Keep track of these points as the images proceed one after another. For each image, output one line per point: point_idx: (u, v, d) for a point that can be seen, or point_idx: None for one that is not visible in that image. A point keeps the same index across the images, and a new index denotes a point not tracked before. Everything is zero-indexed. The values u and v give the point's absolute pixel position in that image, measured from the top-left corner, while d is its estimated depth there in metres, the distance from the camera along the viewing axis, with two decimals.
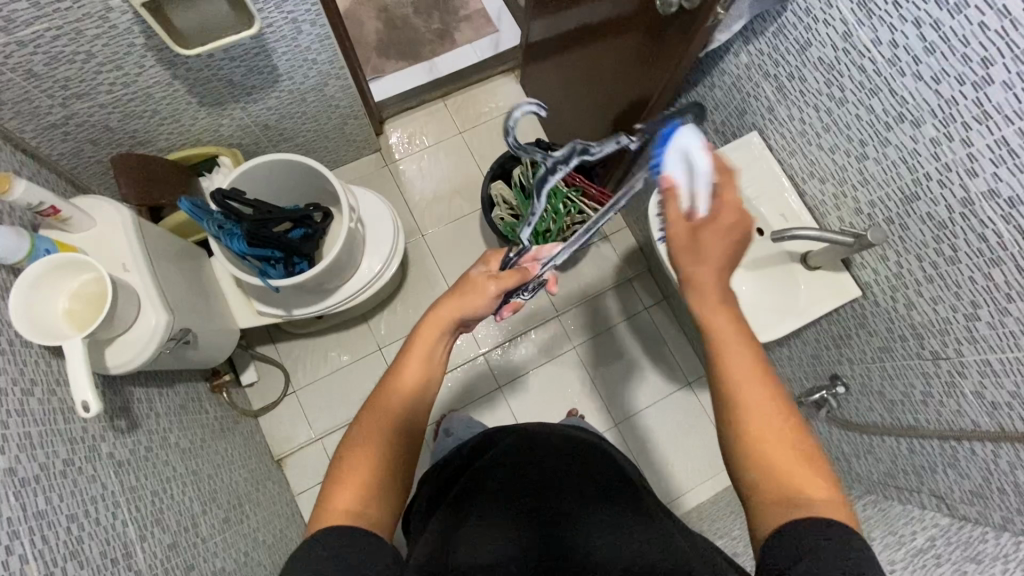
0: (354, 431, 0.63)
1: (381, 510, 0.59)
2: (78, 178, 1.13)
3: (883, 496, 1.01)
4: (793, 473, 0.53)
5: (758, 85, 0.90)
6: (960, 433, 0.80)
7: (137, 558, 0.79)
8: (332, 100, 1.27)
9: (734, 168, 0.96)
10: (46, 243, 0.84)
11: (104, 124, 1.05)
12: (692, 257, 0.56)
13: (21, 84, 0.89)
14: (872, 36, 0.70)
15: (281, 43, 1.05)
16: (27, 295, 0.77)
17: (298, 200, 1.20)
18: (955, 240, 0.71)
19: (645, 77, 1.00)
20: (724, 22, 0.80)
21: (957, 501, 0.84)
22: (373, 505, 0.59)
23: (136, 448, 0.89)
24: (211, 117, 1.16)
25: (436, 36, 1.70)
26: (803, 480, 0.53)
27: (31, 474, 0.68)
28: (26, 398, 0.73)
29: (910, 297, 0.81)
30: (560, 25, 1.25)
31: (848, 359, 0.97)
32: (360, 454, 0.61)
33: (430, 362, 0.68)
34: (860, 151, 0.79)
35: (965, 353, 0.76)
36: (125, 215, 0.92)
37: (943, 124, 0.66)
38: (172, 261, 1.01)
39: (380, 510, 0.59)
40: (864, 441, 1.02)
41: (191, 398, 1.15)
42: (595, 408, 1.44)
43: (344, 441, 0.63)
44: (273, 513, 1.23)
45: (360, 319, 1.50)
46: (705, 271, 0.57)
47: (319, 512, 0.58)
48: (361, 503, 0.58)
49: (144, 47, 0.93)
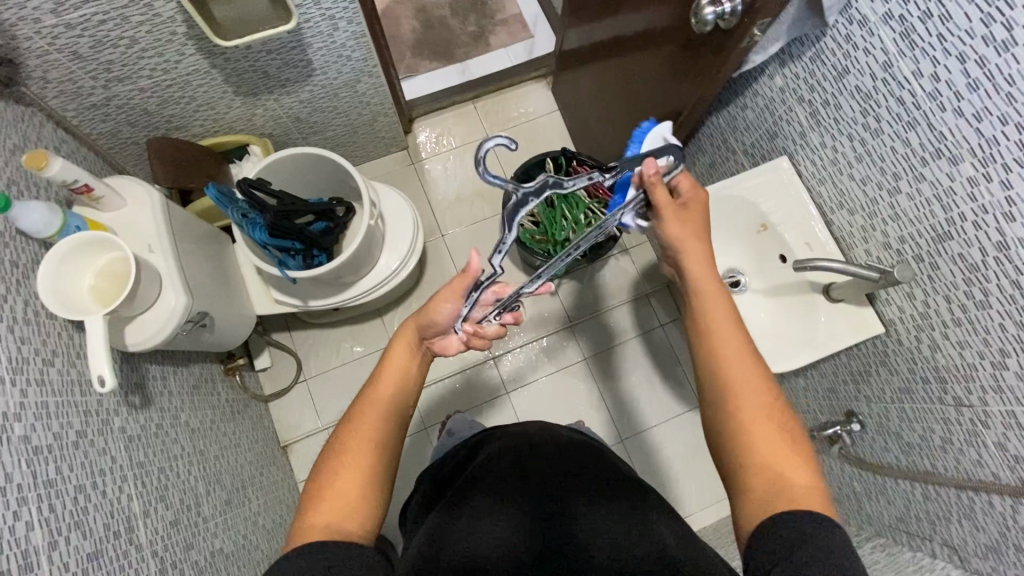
0: (331, 446, 0.65)
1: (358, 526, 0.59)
2: (115, 158, 1.16)
3: (892, 540, 0.97)
4: (783, 459, 0.57)
5: (791, 109, 0.88)
6: (978, 485, 0.77)
7: (139, 533, 0.80)
8: (363, 96, 1.29)
9: (761, 192, 0.94)
10: (77, 220, 0.87)
11: (142, 107, 1.08)
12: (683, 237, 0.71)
13: (67, 64, 0.92)
14: (914, 67, 0.67)
15: (318, 39, 1.07)
16: (57, 271, 0.80)
17: (322, 192, 1.22)
18: (987, 284, 0.68)
19: (676, 92, 0.98)
20: (761, 43, 0.79)
21: (970, 555, 0.81)
22: (351, 514, 0.59)
23: (147, 425, 0.91)
24: (245, 107, 1.18)
25: (471, 39, 1.71)
26: (789, 469, 0.57)
27: (45, 443, 0.71)
28: (46, 368, 0.75)
29: (935, 339, 0.78)
30: (595, 36, 1.24)
31: (865, 397, 0.94)
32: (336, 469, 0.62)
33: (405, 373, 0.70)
34: (893, 185, 0.76)
35: (989, 403, 0.73)
36: (155, 196, 0.95)
37: (982, 164, 0.63)
38: (196, 245, 1.03)
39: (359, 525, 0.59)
40: (876, 482, 0.98)
41: (204, 378, 1.17)
42: (602, 421, 1.43)
43: (319, 459, 0.65)
44: (275, 498, 1.25)
45: (376, 313, 1.51)
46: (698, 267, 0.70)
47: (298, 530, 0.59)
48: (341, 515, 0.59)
49: (186, 36, 0.96)
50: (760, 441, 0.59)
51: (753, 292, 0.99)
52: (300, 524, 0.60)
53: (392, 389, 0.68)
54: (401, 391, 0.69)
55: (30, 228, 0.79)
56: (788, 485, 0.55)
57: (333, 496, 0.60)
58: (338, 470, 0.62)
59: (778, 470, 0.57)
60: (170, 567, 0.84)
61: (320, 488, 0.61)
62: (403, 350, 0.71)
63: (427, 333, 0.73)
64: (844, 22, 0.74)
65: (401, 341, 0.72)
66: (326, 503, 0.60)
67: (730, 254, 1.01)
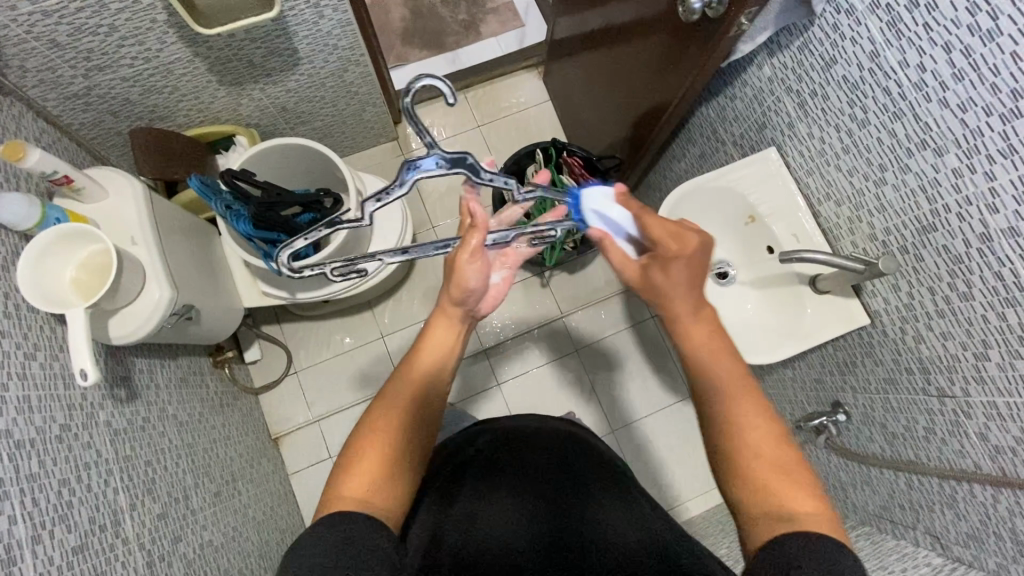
0: (365, 419, 0.66)
1: (388, 499, 0.61)
2: (98, 148, 1.15)
3: (877, 528, 0.98)
4: (791, 491, 0.57)
5: (779, 100, 0.88)
6: (960, 474, 0.78)
7: (125, 526, 0.80)
8: (351, 85, 1.27)
9: (748, 183, 0.94)
10: (57, 211, 0.85)
11: (124, 97, 1.06)
12: (657, 295, 0.66)
13: (45, 53, 0.91)
14: (900, 57, 0.67)
15: (303, 26, 1.05)
16: (37, 263, 0.79)
17: (309, 183, 1.21)
18: (970, 275, 0.68)
19: (666, 83, 0.98)
20: (748, 32, 0.78)
21: (952, 542, 0.82)
22: (381, 489, 0.61)
23: (133, 418, 0.91)
24: (230, 96, 1.16)
25: (462, 27, 1.69)
26: (797, 498, 0.56)
27: (27, 437, 0.70)
28: (28, 362, 0.75)
29: (919, 331, 0.78)
30: (586, 24, 1.23)
31: (851, 387, 0.95)
32: (369, 443, 0.63)
33: (443, 347, 0.71)
34: (878, 176, 0.76)
35: (972, 393, 0.74)
36: (137, 188, 0.93)
37: (967, 155, 0.63)
38: (181, 237, 1.02)
39: (388, 496, 0.62)
40: (861, 471, 0.99)
41: (192, 371, 1.17)
42: (593, 413, 1.43)
43: (354, 430, 0.66)
44: (264, 491, 1.25)
45: (366, 305, 1.51)
46: (679, 301, 0.64)
47: (329, 499, 0.60)
48: (373, 485, 0.61)
49: (167, 23, 0.94)
50: (774, 480, 0.58)
51: (741, 284, 1.01)
52: (325, 497, 0.61)
53: (428, 368, 0.70)
54: (442, 369, 0.71)
55: (11, 219, 0.78)
56: (793, 514, 0.55)
57: (365, 465, 0.62)
58: (368, 446, 0.63)
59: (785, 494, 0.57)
60: (158, 560, 0.84)
61: (348, 461, 0.63)
62: (446, 322, 0.71)
63: (467, 303, 0.69)
64: (832, 11, 0.73)
65: (444, 313, 0.71)
66: (356, 474, 0.61)
67: (719, 245, 1.03)
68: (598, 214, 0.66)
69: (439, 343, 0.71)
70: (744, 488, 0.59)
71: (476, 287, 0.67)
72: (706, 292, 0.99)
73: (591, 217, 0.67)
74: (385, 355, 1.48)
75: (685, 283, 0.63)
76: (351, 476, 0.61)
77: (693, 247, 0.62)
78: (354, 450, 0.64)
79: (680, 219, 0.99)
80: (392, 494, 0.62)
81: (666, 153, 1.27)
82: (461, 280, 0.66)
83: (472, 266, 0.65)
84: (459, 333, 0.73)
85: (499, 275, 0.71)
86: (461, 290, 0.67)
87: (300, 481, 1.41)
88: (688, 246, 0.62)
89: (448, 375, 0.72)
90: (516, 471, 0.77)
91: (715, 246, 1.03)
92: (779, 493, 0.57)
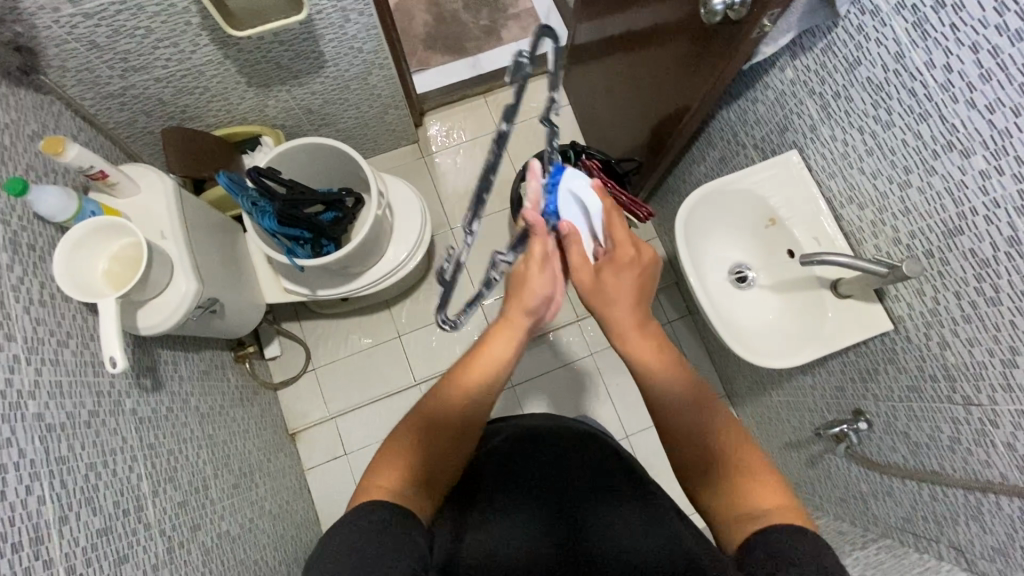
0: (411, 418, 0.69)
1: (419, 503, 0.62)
2: (131, 147, 1.19)
3: (899, 541, 0.96)
4: (761, 490, 0.59)
5: (802, 102, 0.87)
6: (986, 485, 0.76)
7: (148, 512, 0.82)
8: (374, 88, 1.30)
9: (769, 184, 0.93)
10: (92, 206, 0.89)
11: (158, 97, 1.10)
12: (601, 295, 0.72)
13: (85, 54, 0.94)
14: (926, 58, 0.66)
15: (329, 30, 1.08)
16: (71, 255, 0.82)
17: (332, 182, 1.23)
18: (997, 280, 0.67)
19: (686, 86, 0.98)
20: (771, 34, 0.78)
21: (977, 557, 0.80)
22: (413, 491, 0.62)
23: (157, 408, 0.93)
24: (258, 97, 1.20)
25: (483, 32, 1.71)
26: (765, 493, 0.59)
27: (58, 421, 0.72)
28: (60, 349, 0.77)
29: (945, 337, 0.76)
30: (606, 29, 1.24)
31: (874, 395, 0.93)
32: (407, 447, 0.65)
33: (497, 362, 0.73)
34: (904, 179, 0.75)
35: (999, 402, 0.72)
36: (166, 182, 0.96)
37: (994, 157, 0.62)
38: (207, 231, 1.05)
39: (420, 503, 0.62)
40: (883, 482, 0.96)
41: (214, 364, 1.19)
42: (608, 416, 1.44)
43: (402, 423, 0.69)
44: (281, 485, 1.27)
45: (383, 305, 1.53)
46: (621, 313, 0.72)
47: (364, 488, 0.61)
48: (406, 489, 0.62)
49: (200, 26, 0.97)
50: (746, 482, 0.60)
51: (760, 288, 1.00)
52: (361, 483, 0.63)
53: (478, 381, 0.72)
54: (492, 386, 0.72)
55: (46, 212, 0.81)
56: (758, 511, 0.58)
57: (404, 466, 0.63)
58: (404, 450, 0.65)
59: (751, 495, 0.59)
60: (178, 547, 0.86)
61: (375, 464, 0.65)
62: (505, 334, 0.73)
63: (535, 311, 0.73)
64: (856, 12, 0.73)
65: (506, 326, 0.74)
66: (391, 470, 0.63)
67: (738, 248, 1.03)
68: (576, 201, 0.68)
69: (495, 356, 0.73)
70: (718, 491, 0.62)
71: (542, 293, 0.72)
72: (726, 297, 1.00)
73: (568, 209, 0.68)
74: (402, 355, 1.50)
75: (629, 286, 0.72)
76: (387, 469, 0.63)
77: (646, 258, 0.73)
78: (393, 446, 0.66)
79: (699, 221, 0.99)
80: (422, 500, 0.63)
81: (685, 157, 1.27)
82: (529, 287, 0.71)
83: (540, 277, 0.71)
84: (516, 348, 0.74)
85: (523, 214, 0.67)
86: (529, 297, 0.71)
87: (315, 477, 1.42)
88: (643, 256, 0.72)
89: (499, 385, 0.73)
90: (534, 478, 0.78)
91: (735, 250, 1.03)
92: (748, 496, 0.59)
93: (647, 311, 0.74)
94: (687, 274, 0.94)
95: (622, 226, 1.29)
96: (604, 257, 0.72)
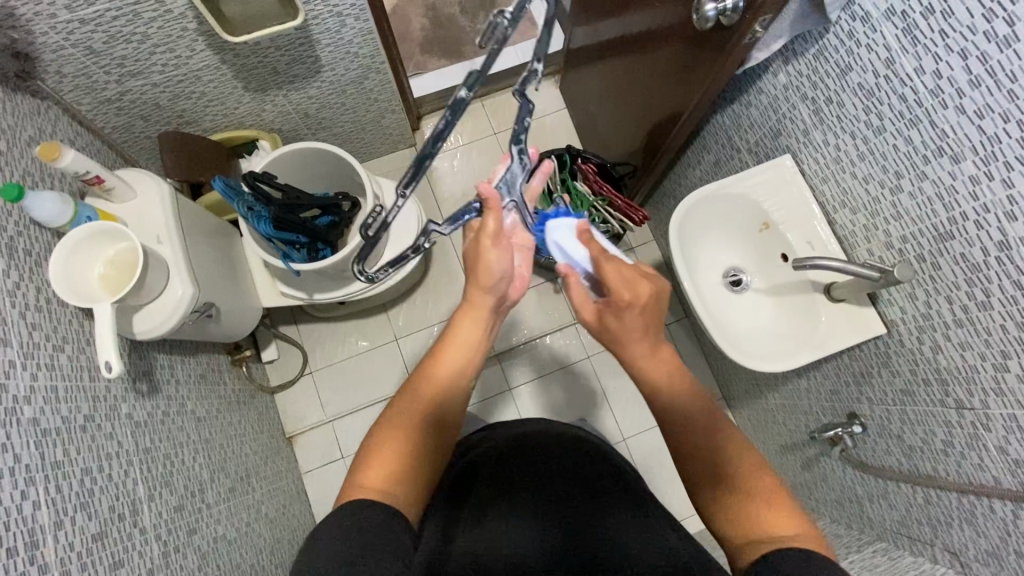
0: (389, 413, 0.69)
1: (403, 494, 0.63)
2: (128, 151, 1.19)
3: (894, 544, 0.96)
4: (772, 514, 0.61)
5: (794, 107, 0.88)
6: (978, 488, 0.76)
7: (143, 516, 0.83)
8: (371, 93, 1.30)
9: (763, 189, 0.94)
10: (87, 211, 0.89)
11: (155, 102, 1.10)
12: (611, 334, 0.70)
13: (82, 59, 0.95)
14: (916, 64, 0.67)
15: (326, 35, 1.08)
16: (67, 260, 0.82)
17: (329, 187, 1.24)
18: (988, 285, 0.67)
19: (681, 91, 0.98)
20: (763, 39, 0.79)
21: (971, 560, 0.80)
22: (396, 485, 0.63)
23: (153, 412, 0.93)
24: (255, 102, 1.20)
25: (480, 36, 1.71)
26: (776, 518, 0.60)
27: (53, 426, 0.73)
28: (56, 354, 0.78)
29: (937, 341, 0.77)
30: (602, 34, 1.24)
31: (868, 398, 0.93)
32: (387, 442, 0.66)
33: (466, 345, 0.73)
34: (895, 184, 0.75)
35: (991, 406, 0.72)
36: (163, 188, 0.97)
37: (984, 162, 0.62)
38: (203, 236, 1.05)
39: (404, 494, 0.63)
40: (877, 485, 0.97)
41: (211, 368, 1.20)
42: (605, 419, 1.44)
43: (380, 420, 0.69)
44: (278, 489, 1.27)
45: (381, 308, 1.53)
46: (633, 345, 0.69)
47: (350, 492, 0.62)
48: (389, 484, 0.63)
49: (196, 32, 0.97)
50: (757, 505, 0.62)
51: (755, 292, 1.00)
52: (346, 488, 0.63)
53: (449, 366, 0.72)
54: (464, 368, 0.73)
55: (42, 217, 0.81)
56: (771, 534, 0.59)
57: (385, 463, 0.64)
58: (385, 447, 0.65)
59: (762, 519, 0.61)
60: (173, 551, 0.86)
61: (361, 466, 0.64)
62: (472, 317, 0.73)
63: (498, 288, 0.72)
64: (847, 18, 0.73)
65: (468, 308, 0.73)
66: (372, 469, 0.63)
67: (733, 252, 1.03)
68: (560, 247, 0.73)
69: (464, 339, 0.73)
70: (731, 517, 0.63)
71: (501, 272, 0.70)
72: (720, 301, 1.00)
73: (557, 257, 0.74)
74: (399, 358, 1.50)
75: (636, 326, 0.68)
76: (370, 469, 0.63)
77: (644, 294, 0.67)
78: (373, 444, 0.66)
79: (693, 225, 0.99)
80: (405, 490, 0.64)
81: (680, 160, 1.28)
82: (487, 265, 0.69)
83: (491, 251, 0.69)
84: (484, 326, 0.74)
85: (476, 186, 0.65)
86: (488, 275, 0.70)
87: (312, 480, 1.43)
88: (640, 296, 0.67)
89: (472, 372, 0.74)
90: (529, 486, 0.78)
91: (729, 254, 1.04)
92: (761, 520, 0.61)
93: (659, 336, 0.70)
94: (681, 278, 0.94)
95: (619, 231, 1.30)
96: (606, 304, 0.69)
